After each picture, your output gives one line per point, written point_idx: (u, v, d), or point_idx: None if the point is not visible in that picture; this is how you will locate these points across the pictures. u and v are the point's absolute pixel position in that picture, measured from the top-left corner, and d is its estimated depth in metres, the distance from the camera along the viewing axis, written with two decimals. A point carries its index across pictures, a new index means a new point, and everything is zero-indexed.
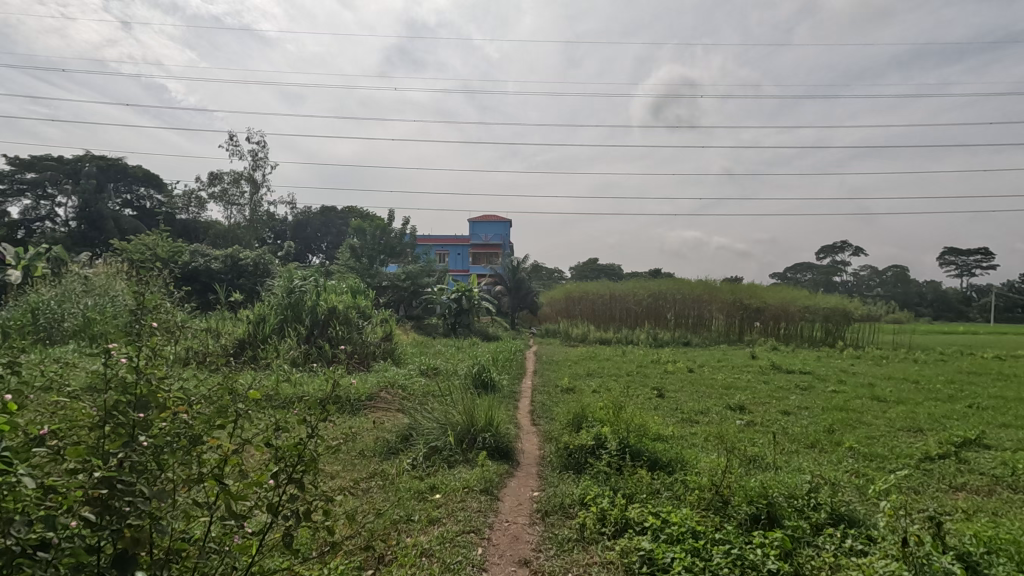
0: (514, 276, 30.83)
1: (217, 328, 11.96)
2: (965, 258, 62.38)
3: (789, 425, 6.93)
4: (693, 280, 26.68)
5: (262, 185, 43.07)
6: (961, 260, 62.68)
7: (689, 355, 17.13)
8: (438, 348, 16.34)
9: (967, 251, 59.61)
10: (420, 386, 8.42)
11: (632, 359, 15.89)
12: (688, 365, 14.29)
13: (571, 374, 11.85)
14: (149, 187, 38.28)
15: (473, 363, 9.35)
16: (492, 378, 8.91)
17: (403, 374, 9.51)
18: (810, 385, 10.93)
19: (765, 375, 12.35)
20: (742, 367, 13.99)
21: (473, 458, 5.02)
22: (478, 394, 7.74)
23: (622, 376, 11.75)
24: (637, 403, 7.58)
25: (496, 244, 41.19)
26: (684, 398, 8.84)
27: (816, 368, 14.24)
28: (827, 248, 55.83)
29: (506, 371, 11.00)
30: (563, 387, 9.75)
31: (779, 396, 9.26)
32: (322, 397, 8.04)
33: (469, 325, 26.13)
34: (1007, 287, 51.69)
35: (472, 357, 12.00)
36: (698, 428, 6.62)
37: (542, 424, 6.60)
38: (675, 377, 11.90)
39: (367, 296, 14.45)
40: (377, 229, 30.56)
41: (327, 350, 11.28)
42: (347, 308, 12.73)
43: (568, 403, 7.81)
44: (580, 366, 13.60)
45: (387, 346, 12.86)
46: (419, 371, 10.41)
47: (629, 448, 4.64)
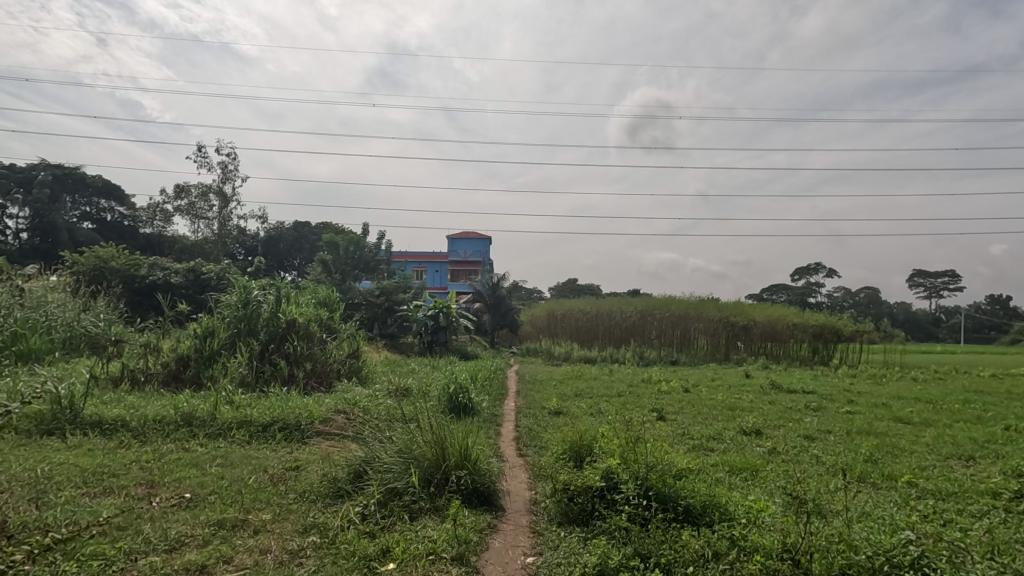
0: (494, 292, 29.85)
1: (158, 344, 10.54)
2: (935, 280, 63.39)
3: (820, 453, 5.88)
4: (679, 297, 25.87)
5: (232, 199, 41.39)
6: (931, 281, 63.62)
7: (681, 375, 16.12)
8: (410, 367, 15.03)
9: (935, 273, 60.55)
10: (387, 407, 7.20)
11: (621, 378, 14.81)
12: (682, 384, 13.26)
13: (557, 395, 10.72)
14: (109, 199, 36.32)
15: (449, 382, 8.17)
16: (472, 400, 7.72)
17: (369, 395, 8.29)
18: (821, 406, 9.96)
19: (767, 395, 11.39)
20: (739, 386, 12.99)
21: (444, 506, 3.82)
22: (452, 419, 6.55)
23: (615, 397, 10.65)
24: (638, 427, 6.45)
25: (475, 261, 40.12)
26: (689, 422, 7.78)
27: (816, 387, 13.32)
28: (803, 269, 56.11)
29: (487, 391, 9.83)
30: (551, 409, 8.61)
31: (794, 419, 8.25)
32: (268, 423, 6.77)
33: (446, 343, 24.78)
34: (974, 309, 52.49)
35: (449, 376, 10.82)
36: (716, 458, 5.52)
37: (531, 456, 5.42)
38: (671, 397, 10.84)
39: (335, 308, 13.07)
40: (351, 244, 29.25)
41: (283, 369, 9.99)
42: (309, 319, 11.43)
43: (559, 428, 6.69)
44: (567, 387, 12.42)
45: (355, 363, 11.61)
46: (388, 391, 9.16)
47: (653, 491, 3.52)
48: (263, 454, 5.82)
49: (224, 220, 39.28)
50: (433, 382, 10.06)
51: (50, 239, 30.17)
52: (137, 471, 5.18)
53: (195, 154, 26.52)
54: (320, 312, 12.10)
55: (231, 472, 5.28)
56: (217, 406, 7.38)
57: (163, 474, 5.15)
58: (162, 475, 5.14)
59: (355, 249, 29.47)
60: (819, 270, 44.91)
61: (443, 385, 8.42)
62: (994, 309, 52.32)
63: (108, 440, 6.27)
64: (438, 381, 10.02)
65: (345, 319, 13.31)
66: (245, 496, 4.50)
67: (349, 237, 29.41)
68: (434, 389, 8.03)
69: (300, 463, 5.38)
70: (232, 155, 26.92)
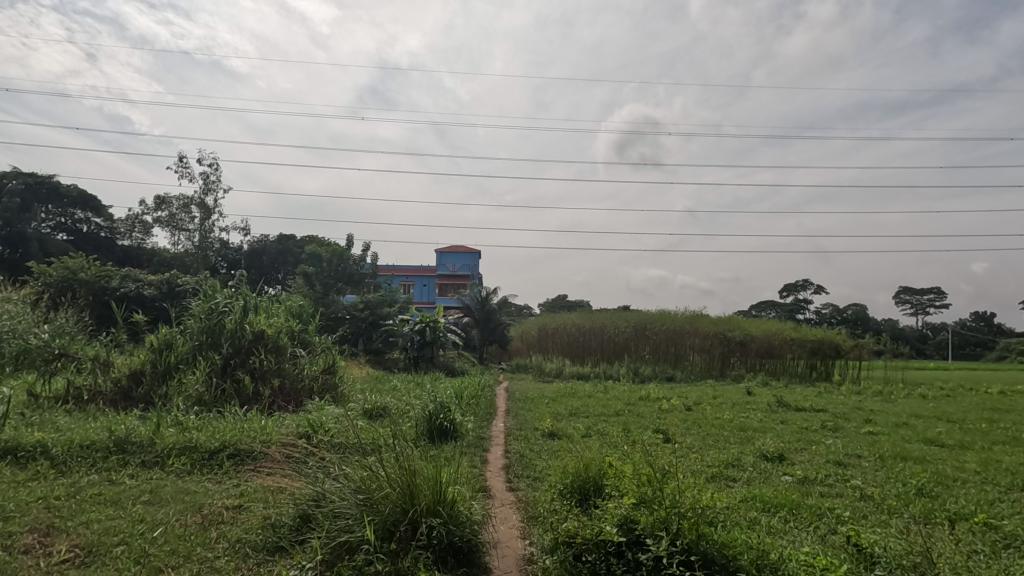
0: (483, 306, 28.94)
1: (108, 358, 9.47)
2: (921, 297, 63.46)
3: (861, 483, 5.05)
4: (674, 311, 25.10)
5: (214, 211, 40.37)
6: (916, 298, 63.64)
7: (679, 392, 15.28)
8: (392, 384, 14.03)
9: (920, 290, 60.49)
10: (358, 431, 6.24)
11: (617, 396, 13.93)
12: (684, 403, 12.35)
13: (550, 415, 9.80)
14: (85, 210, 35.18)
15: (429, 401, 7.24)
16: (454, 421, 6.80)
17: (338, 416, 7.34)
18: (839, 426, 9.11)
19: (776, 414, 10.53)
20: (742, 404, 12.17)
21: (411, 568, 2.92)
22: (430, 447, 5.63)
23: (613, 417, 9.73)
24: (646, 454, 5.56)
25: (464, 275, 39.23)
26: (701, 445, 6.88)
27: (825, 405, 12.51)
28: (790, 286, 55.88)
29: (472, 411, 8.90)
30: (543, 432, 7.66)
31: (814, 442, 7.39)
32: (215, 450, 5.79)
33: (433, 359, 23.76)
34: (959, 326, 52.36)
35: (431, 393, 9.88)
36: (741, 491, 4.66)
37: (524, 491, 4.52)
38: (674, 417, 9.93)
39: (309, 320, 12.08)
40: (334, 256, 28.27)
41: (248, 386, 8.98)
42: (278, 331, 10.42)
43: (554, 456, 5.78)
44: (559, 406, 11.50)
45: (328, 380, 10.60)
46: (362, 411, 8.19)
47: (687, 551, 2.66)
48: (201, 489, 4.85)
49: (205, 233, 38.21)
50: (412, 400, 9.11)
51: (19, 249, 28.95)
52: (37, 513, 4.19)
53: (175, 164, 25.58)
54: (292, 323, 11.10)
55: (154, 513, 4.31)
56: (160, 429, 6.38)
57: (69, 517, 4.17)
58: (67, 518, 4.15)
59: (339, 261, 28.53)
60: (808, 285, 44.54)
61: (422, 404, 7.48)
62: (980, 325, 52.30)
63: (20, 471, 5.26)
64: (418, 399, 9.05)
65: (321, 331, 12.29)
66: (159, 548, 3.54)
67: (333, 247, 28.46)
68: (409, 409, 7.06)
69: (242, 500, 4.43)
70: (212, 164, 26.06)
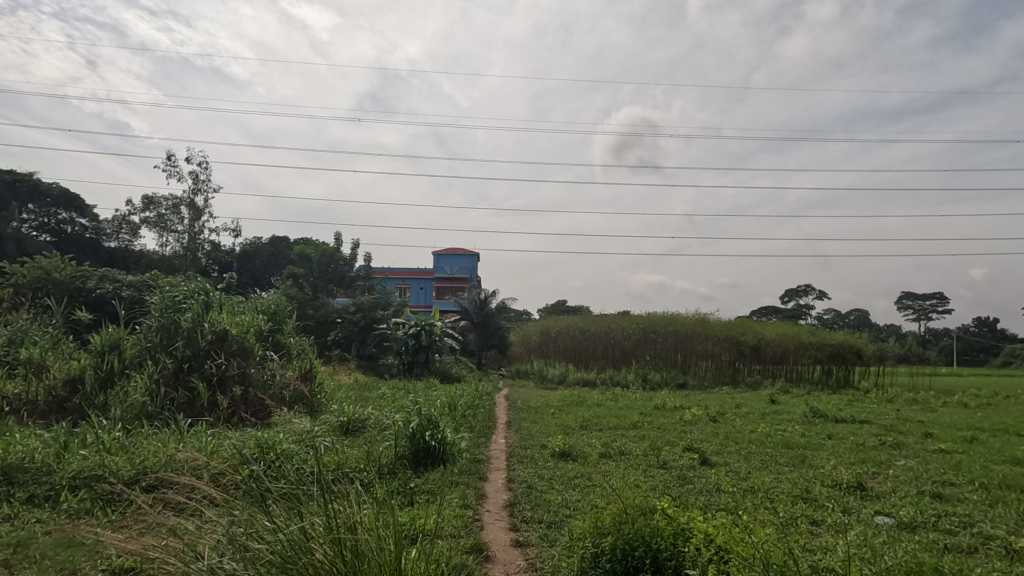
0: (482, 310, 27.63)
1: (42, 363, 8.07)
2: (922, 302, 62.01)
3: (992, 531, 3.73)
4: (684, 314, 23.74)
5: (205, 211, 39.13)
6: (918, 302, 62.37)
7: (696, 400, 13.98)
8: (379, 392, 12.68)
9: (922, 295, 59.28)
10: (319, 457, 4.90)
11: (628, 405, 12.60)
12: (708, 413, 10.95)
13: (560, 429, 8.41)
14: (69, 210, 34.01)
15: (415, 412, 5.90)
16: (445, 440, 5.47)
17: (302, 432, 6.00)
18: (899, 442, 7.74)
19: (816, 426, 9.18)
20: (770, 414, 10.84)
21: None
22: (413, 488, 4.31)
23: (632, 432, 8.36)
24: (699, 496, 4.21)
25: (462, 278, 37.91)
26: (752, 472, 5.53)
27: (861, 415, 11.18)
28: (791, 292, 54.79)
29: (469, 426, 7.52)
30: (554, 451, 6.32)
31: (885, 465, 6.04)
32: (130, 481, 4.46)
33: (428, 364, 22.42)
34: (963, 331, 51.11)
35: (417, 404, 8.52)
36: (843, 545, 3.34)
37: (540, 552, 3.20)
38: (704, 430, 8.54)
39: (284, 318, 10.68)
40: (324, 256, 26.94)
41: (204, 395, 7.61)
42: (244, 332, 9.06)
43: (574, 494, 4.44)
44: (567, 417, 10.08)
45: (302, 389, 9.25)
46: (335, 426, 6.84)
47: None
48: (90, 541, 3.54)
49: (194, 234, 36.96)
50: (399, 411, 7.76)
51: None
52: None
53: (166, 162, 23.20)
54: (262, 322, 9.74)
55: None
56: (70, 451, 5.03)
57: None
58: None
59: (330, 261, 27.23)
60: (811, 288, 43.34)
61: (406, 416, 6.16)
62: (982, 331, 50.93)
63: None
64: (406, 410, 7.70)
65: (297, 332, 10.95)
66: None
67: (322, 247, 27.13)
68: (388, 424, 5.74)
69: (134, 564, 3.19)
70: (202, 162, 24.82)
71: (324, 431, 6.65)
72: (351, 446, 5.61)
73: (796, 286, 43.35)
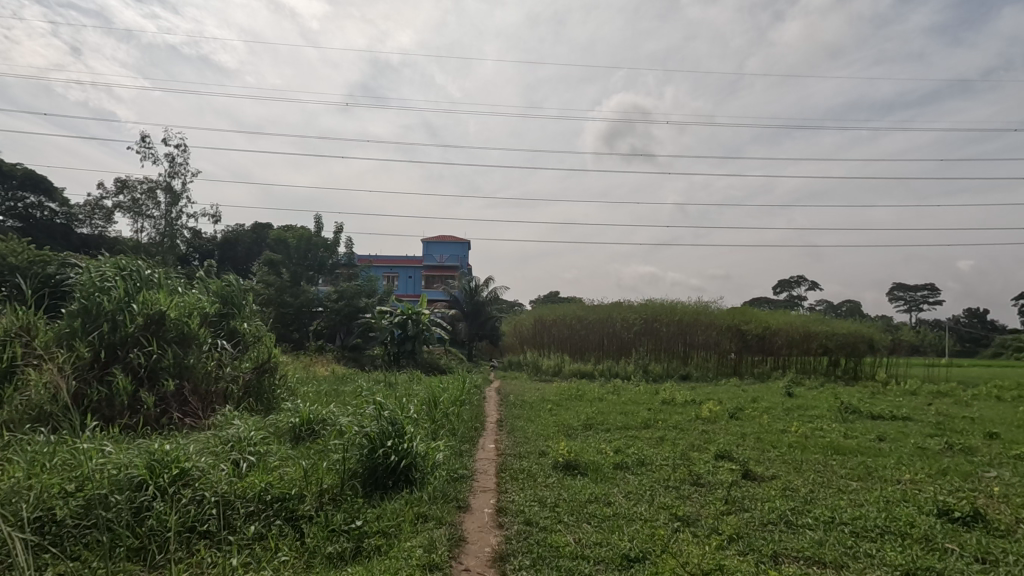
0: (472, 299, 26.28)
1: None
2: (911, 293, 61.24)
3: None
4: (686, 301, 22.42)
5: (183, 196, 37.32)
6: (909, 294, 61.60)
7: (703, 394, 12.80)
8: (353, 386, 11.35)
9: (913, 287, 58.45)
10: (235, 479, 3.55)
11: (632, 400, 11.37)
12: (727, 409, 9.63)
13: (561, 430, 7.05)
14: (36, 194, 32.27)
15: (375, 416, 4.52)
16: (416, 454, 4.13)
17: (232, 437, 4.63)
18: (966, 444, 6.48)
19: (855, 425, 7.95)
20: (792, 410, 9.63)
21: None
22: (364, 544, 2.97)
23: (647, 434, 7.03)
24: (784, 563, 2.86)
25: (452, 266, 36.49)
26: (818, 493, 4.22)
27: (890, 409, 10.00)
28: (784, 284, 53.94)
29: (449, 430, 6.17)
30: (556, 462, 4.98)
31: (974, 478, 4.78)
32: None
33: (414, 355, 21.14)
34: (956, 323, 50.50)
35: (388, 403, 7.18)
36: None
37: None
38: (730, 431, 7.24)
39: (240, 301, 9.15)
40: (302, 241, 25.42)
41: (126, 391, 6.19)
42: (186, 315, 7.61)
43: (593, 539, 3.11)
44: (568, 415, 8.72)
45: (250, 386, 7.87)
46: (281, 432, 5.45)
47: None
48: None
49: (171, 220, 35.19)
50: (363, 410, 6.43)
51: None
52: None
53: (137, 145, 21.88)
54: (210, 304, 8.29)
55: None
56: None
57: None
58: None
59: (311, 247, 25.72)
60: (806, 279, 42.38)
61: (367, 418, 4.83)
62: (973, 322, 50.26)
63: None
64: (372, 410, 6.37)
65: (255, 317, 9.51)
66: None
67: (300, 232, 25.59)
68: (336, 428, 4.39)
69: None
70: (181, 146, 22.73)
71: (263, 442, 5.28)
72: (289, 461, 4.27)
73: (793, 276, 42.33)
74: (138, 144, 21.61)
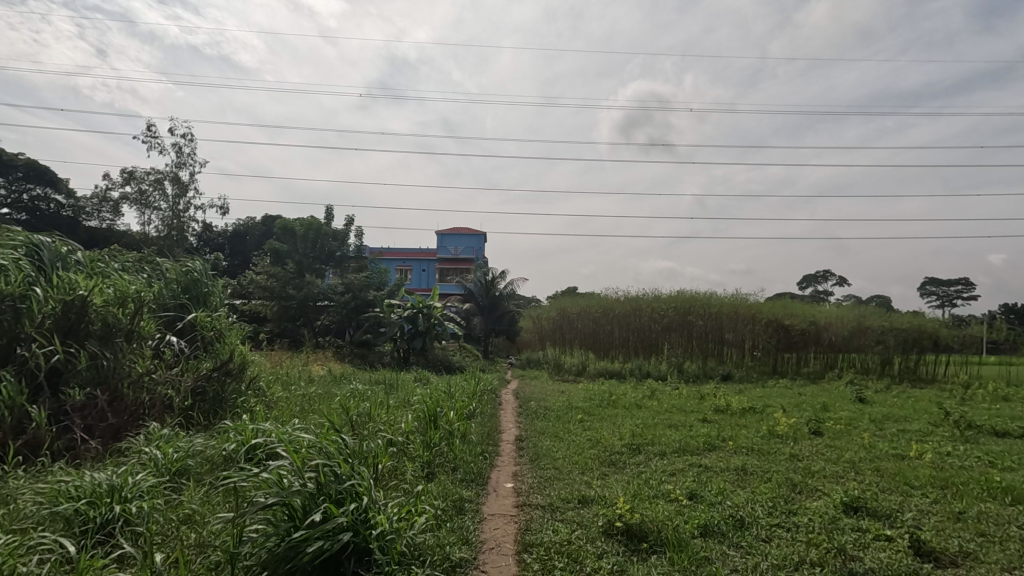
0: (488, 293, 24.56)
1: None
2: (945, 288, 57.95)
3: None
4: (724, 293, 20.34)
5: (191, 187, 36.00)
6: (944, 289, 58.41)
7: (754, 400, 10.96)
8: (348, 390, 9.77)
9: (946, 281, 55.20)
10: None
11: (675, 408, 9.55)
12: (805, 423, 7.70)
13: (602, 458, 5.22)
14: (43, 185, 30.82)
15: (311, 463, 2.81)
16: (370, 537, 2.40)
17: (98, 486, 2.97)
18: None
19: (986, 447, 6.05)
20: (883, 424, 7.73)
21: None
22: None
23: (720, 463, 5.17)
24: None
25: (467, 259, 34.80)
26: None
27: (1001, 421, 8.07)
28: (809, 279, 51.50)
29: (447, 467, 4.40)
30: (608, 525, 3.19)
31: None
32: None
33: (424, 351, 19.37)
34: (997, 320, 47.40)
35: (369, 423, 5.45)
36: None
37: None
38: (832, 459, 5.39)
39: (202, 294, 7.73)
40: (309, 230, 23.86)
41: (9, 403, 4.50)
42: (117, 305, 6.04)
43: None
44: (605, 430, 6.90)
45: (201, 394, 6.25)
46: (198, 478, 3.80)
47: None
48: None
49: (179, 213, 33.89)
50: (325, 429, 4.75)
51: None
52: None
53: (143, 136, 19.22)
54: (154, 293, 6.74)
55: None
56: None
57: None
58: None
59: (319, 236, 23.98)
60: (838, 274, 40.07)
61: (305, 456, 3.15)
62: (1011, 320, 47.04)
63: None
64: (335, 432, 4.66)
65: (220, 311, 8.00)
66: None
67: (308, 220, 23.85)
68: (242, 479, 2.71)
69: None
70: (186, 135, 19.86)
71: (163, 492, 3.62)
72: (163, 551, 2.58)
73: (825, 270, 39.84)
74: (142, 135, 19.20)
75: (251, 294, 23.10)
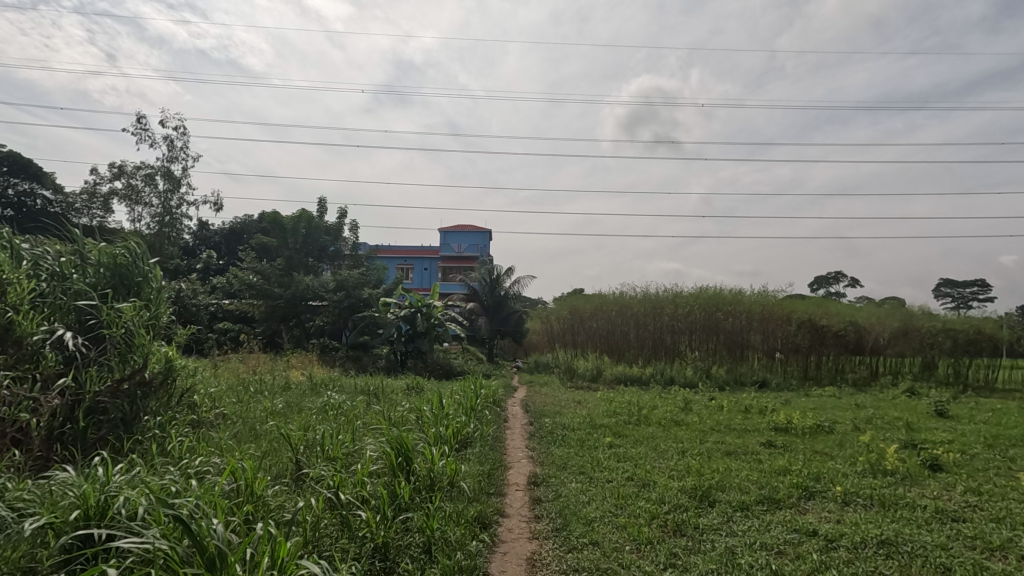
0: (493, 291, 22.76)
1: None
2: (964, 289, 56.03)
3: None
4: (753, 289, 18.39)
5: (184, 182, 34.27)
6: (962, 290, 56.48)
7: (808, 413, 9.16)
8: (324, 401, 8.07)
9: (964, 283, 53.41)
10: None
11: (726, 426, 7.73)
12: (907, 451, 5.87)
13: (663, 524, 3.45)
14: (26, 178, 27.53)
15: None
16: None
17: None
18: None
19: None
20: (1005, 451, 5.93)
21: None
22: None
23: (844, 529, 3.39)
24: None
25: (471, 256, 33.05)
26: None
27: None
28: (822, 280, 50.00)
29: (417, 562, 2.64)
30: None
31: None
32: None
33: (424, 355, 17.65)
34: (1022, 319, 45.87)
35: (315, 468, 3.70)
36: None
37: None
38: (1005, 521, 3.61)
39: (131, 284, 5.92)
40: (300, 223, 22.08)
41: None
42: None
43: None
44: (652, 465, 5.07)
45: (100, 413, 4.79)
46: None
47: None
48: None
49: (170, 209, 32.04)
50: (228, 491, 3.08)
51: None
52: None
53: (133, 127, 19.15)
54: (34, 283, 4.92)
55: None
56: None
57: None
58: None
59: (311, 231, 22.26)
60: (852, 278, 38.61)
61: None
62: None
63: None
64: (241, 502, 2.98)
65: (161, 306, 6.20)
66: None
67: (298, 213, 22.15)
68: None
69: None
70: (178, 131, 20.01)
71: None
72: None
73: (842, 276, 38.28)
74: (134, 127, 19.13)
75: (239, 292, 21.37)
